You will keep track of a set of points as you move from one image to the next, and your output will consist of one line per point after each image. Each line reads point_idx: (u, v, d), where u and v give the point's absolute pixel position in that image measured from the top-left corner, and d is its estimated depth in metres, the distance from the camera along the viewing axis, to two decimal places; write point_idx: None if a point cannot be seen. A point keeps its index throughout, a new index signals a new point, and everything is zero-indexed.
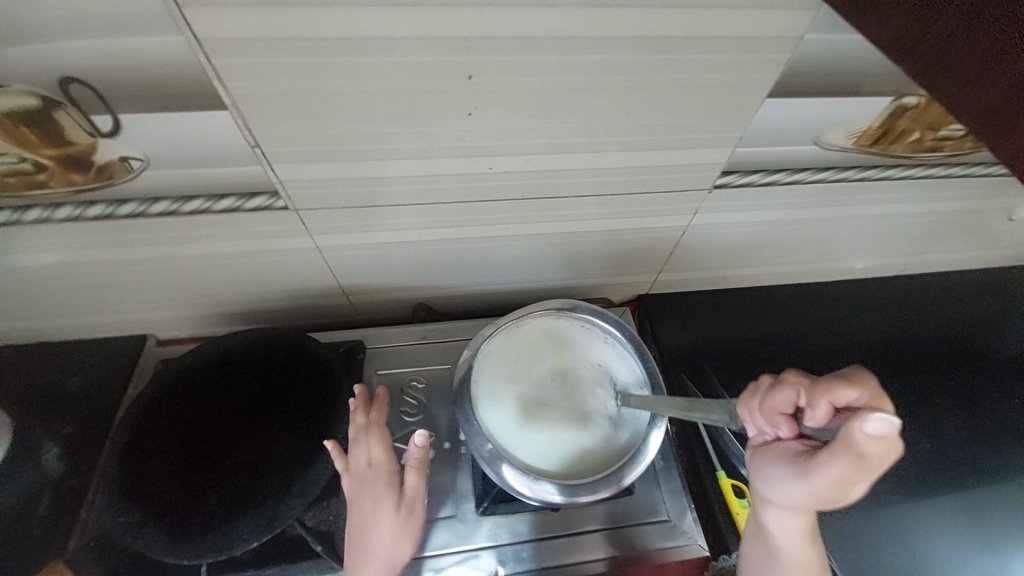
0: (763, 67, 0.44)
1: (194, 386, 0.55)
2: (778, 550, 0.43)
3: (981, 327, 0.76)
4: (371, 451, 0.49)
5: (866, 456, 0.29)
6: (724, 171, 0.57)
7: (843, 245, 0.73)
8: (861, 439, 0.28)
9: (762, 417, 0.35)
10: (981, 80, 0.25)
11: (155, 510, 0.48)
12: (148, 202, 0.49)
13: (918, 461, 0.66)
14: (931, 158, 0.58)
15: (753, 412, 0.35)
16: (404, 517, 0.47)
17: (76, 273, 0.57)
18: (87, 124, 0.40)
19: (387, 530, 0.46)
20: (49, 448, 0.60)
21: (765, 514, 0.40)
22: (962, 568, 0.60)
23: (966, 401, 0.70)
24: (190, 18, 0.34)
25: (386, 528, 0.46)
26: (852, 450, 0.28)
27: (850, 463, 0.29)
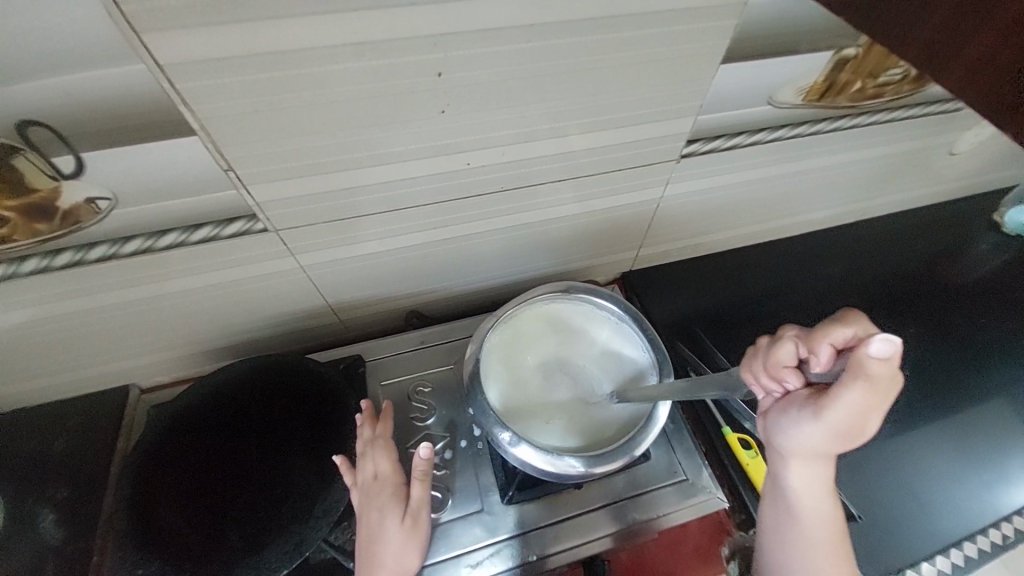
0: (714, 34, 0.46)
1: (195, 427, 0.53)
2: (795, 500, 0.46)
3: (930, 262, 0.83)
4: (378, 463, 0.48)
5: (875, 377, 0.32)
6: (689, 141, 0.59)
7: (804, 199, 0.77)
8: (871, 361, 0.32)
9: (767, 373, 0.40)
10: (921, 15, 0.27)
11: (174, 557, 0.47)
12: (119, 242, 0.47)
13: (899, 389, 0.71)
14: (874, 105, 0.62)
15: (759, 371, 0.40)
16: (409, 527, 0.46)
17: (47, 329, 0.54)
18: (48, 168, 0.39)
19: (393, 542, 0.46)
20: (45, 516, 0.57)
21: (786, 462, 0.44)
22: (951, 478, 0.65)
23: (929, 330, 0.76)
24: (150, 44, 0.33)
25: (392, 540, 0.46)
26: (863, 375, 0.32)
27: (866, 384, 0.33)
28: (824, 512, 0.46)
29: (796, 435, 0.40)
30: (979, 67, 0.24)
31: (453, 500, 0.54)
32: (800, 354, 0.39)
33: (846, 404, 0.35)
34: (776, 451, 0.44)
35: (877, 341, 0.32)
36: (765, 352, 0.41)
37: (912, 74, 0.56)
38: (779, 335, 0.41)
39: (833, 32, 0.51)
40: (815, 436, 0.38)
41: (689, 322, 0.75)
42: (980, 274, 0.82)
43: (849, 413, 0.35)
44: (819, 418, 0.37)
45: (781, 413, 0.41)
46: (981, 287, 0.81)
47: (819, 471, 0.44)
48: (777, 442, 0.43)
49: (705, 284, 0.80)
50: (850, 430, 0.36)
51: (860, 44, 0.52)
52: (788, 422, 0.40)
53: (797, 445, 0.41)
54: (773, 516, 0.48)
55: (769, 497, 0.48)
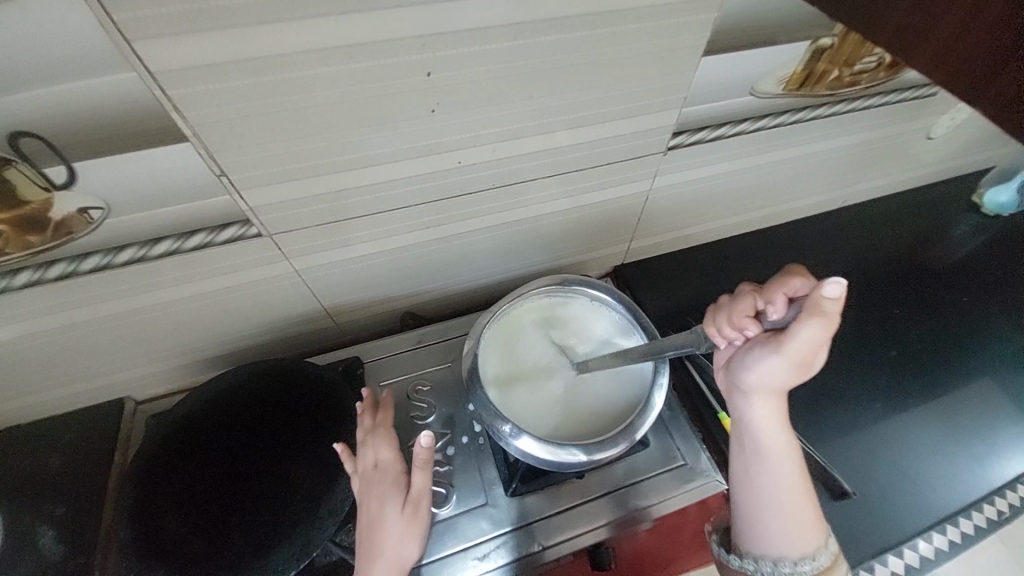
0: (695, 27, 0.47)
1: (196, 435, 0.53)
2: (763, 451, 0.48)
3: (912, 244, 0.85)
4: (379, 451, 0.49)
5: (828, 314, 0.37)
6: (675, 133, 0.60)
7: (788, 187, 0.79)
8: (825, 302, 0.36)
9: (731, 323, 0.44)
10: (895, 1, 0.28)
11: (180, 564, 0.46)
12: (113, 252, 0.47)
13: (886, 369, 0.73)
14: (851, 92, 0.63)
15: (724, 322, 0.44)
16: (409, 516, 0.47)
17: (40, 343, 0.54)
18: (39, 179, 0.39)
19: (393, 530, 0.46)
20: (45, 533, 0.56)
21: (750, 408, 0.47)
22: (939, 453, 0.67)
23: (913, 311, 0.78)
24: (140, 53, 0.34)
25: (393, 528, 0.46)
26: (817, 310, 0.37)
27: (821, 321, 0.37)
28: (790, 453, 0.48)
29: (757, 373, 0.44)
30: (949, 48, 0.26)
31: (458, 495, 0.54)
32: (759, 305, 0.43)
33: (802, 341, 0.39)
34: (740, 393, 0.47)
35: (829, 283, 0.35)
36: (728, 307, 0.45)
37: (886, 61, 0.57)
38: (738, 292, 0.46)
39: (809, 23, 0.52)
40: (774, 372, 0.43)
41: (681, 312, 0.76)
42: (961, 254, 0.85)
43: (803, 350, 0.40)
44: (778, 355, 0.41)
45: (743, 355, 0.45)
46: (963, 267, 0.83)
47: (776, 408, 0.47)
48: (740, 383, 0.46)
49: (696, 274, 0.81)
50: (805, 363, 0.41)
51: (835, 34, 0.54)
52: (749, 362, 0.44)
53: (761, 384, 0.44)
54: (744, 467, 0.50)
55: (739, 448, 0.50)
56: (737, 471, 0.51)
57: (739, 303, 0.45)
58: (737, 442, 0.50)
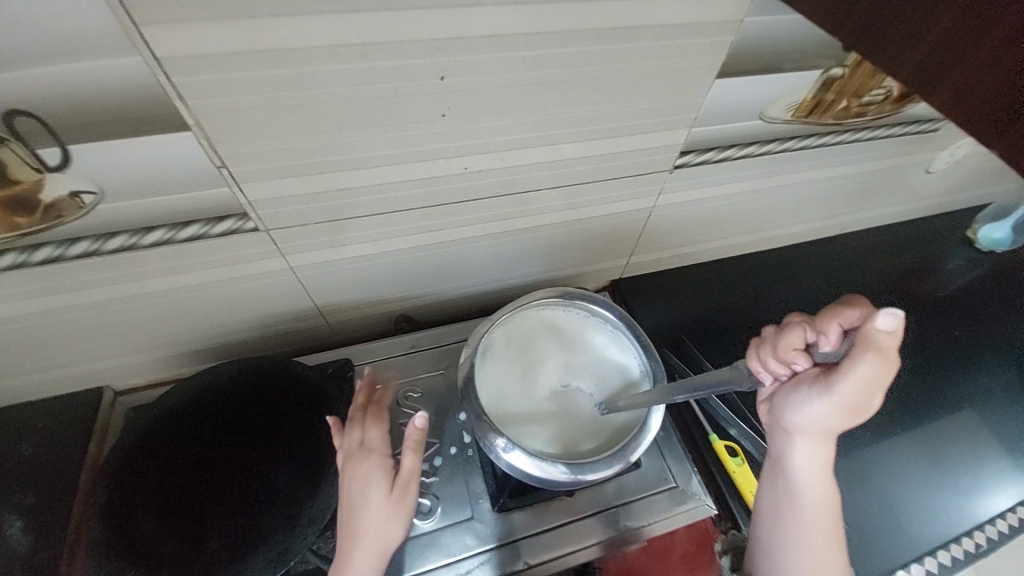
0: (709, 50, 0.47)
1: (175, 430, 0.51)
2: (794, 489, 0.48)
3: (905, 275, 0.86)
4: (367, 432, 0.47)
5: (884, 351, 0.36)
6: (683, 152, 0.60)
7: (789, 212, 0.79)
8: (879, 334, 0.36)
9: (776, 358, 0.43)
10: (915, 38, 0.30)
11: (150, 566, 0.45)
12: (102, 239, 0.45)
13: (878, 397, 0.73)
14: (857, 123, 0.64)
15: (770, 356, 0.43)
16: (396, 499, 0.45)
17: (18, 328, 0.52)
18: (33, 160, 0.37)
19: (378, 512, 0.45)
20: (11, 523, 0.54)
21: (792, 446, 0.46)
22: (926, 486, 0.67)
23: (906, 342, 0.79)
24: (147, 37, 0.33)
25: (377, 510, 0.45)
26: (873, 348, 0.36)
27: (877, 359, 0.37)
28: (826, 497, 0.48)
29: (804, 414, 0.43)
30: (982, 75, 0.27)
31: (444, 508, 0.53)
32: (808, 337, 0.43)
33: (856, 379, 0.38)
34: (781, 430, 0.46)
35: (884, 314, 0.36)
36: (775, 338, 0.44)
37: (893, 95, 0.58)
38: (787, 323, 0.45)
39: (822, 53, 0.52)
40: (824, 413, 0.42)
41: (676, 331, 0.77)
42: (954, 287, 0.86)
43: (857, 389, 0.39)
44: (829, 396, 0.41)
45: (789, 394, 0.44)
46: (954, 300, 0.84)
47: (823, 449, 0.46)
48: (782, 422, 0.46)
49: (693, 293, 0.81)
50: (858, 403, 0.40)
51: (847, 65, 0.53)
52: (796, 401, 0.44)
53: (807, 424, 0.44)
54: (774, 505, 0.49)
55: (771, 487, 0.50)
56: (764, 502, 0.51)
57: (786, 334, 0.43)
58: (770, 474, 0.50)
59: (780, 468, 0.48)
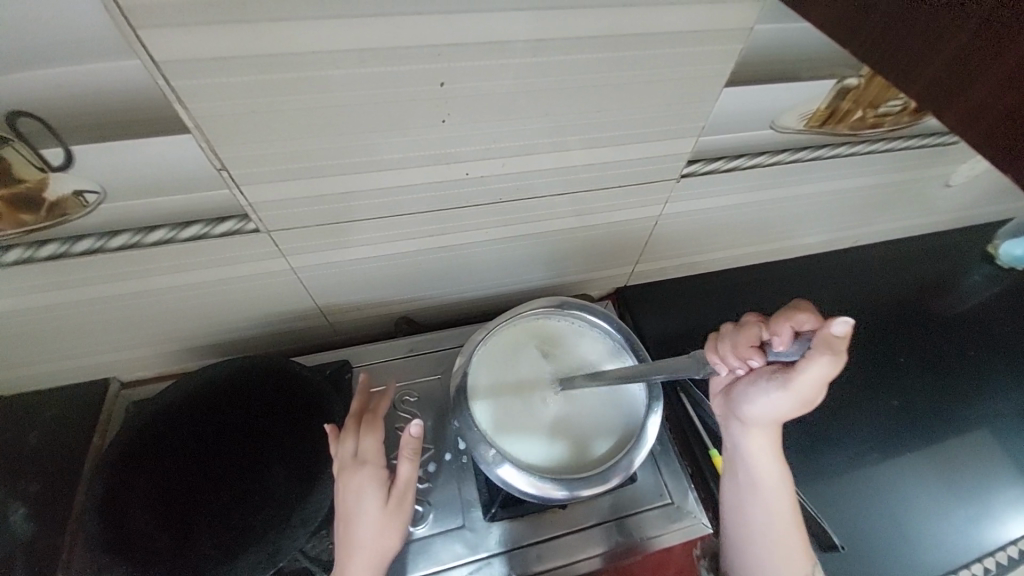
0: (718, 58, 0.46)
1: (173, 427, 0.52)
2: (752, 479, 0.51)
3: (922, 291, 0.83)
4: (362, 442, 0.47)
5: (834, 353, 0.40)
6: (691, 161, 0.59)
7: (801, 222, 0.77)
8: (832, 340, 0.39)
9: (736, 353, 0.45)
10: (929, 54, 0.29)
11: (143, 560, 0.46)
12: (105, 236, 0.46)
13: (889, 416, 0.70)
14: (873, 134, 0.62)
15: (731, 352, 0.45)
16: (393, 508, 0.46)
17: (25, 320, 0.53)
18: (36, 159, 0.37)
19: (375, 522, 0.45)
20: (15, 510, 0.55)
21: (743, 436, 0.51)
22: (934, 510, 0.65)
23: (920, 360, 0.76)
24: (146, 40, 0.33)
25: (372, 521, 0.45)
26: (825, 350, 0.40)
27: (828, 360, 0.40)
28: (781, 486, 0.51)
29: (761, 405, 0.48)
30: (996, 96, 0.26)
31: (435, 514, 0.53)
32: (763, 335, 0.45)
33: (811, 376, 0.43)
34: (739, 421, 0.51)
35: (836, 323, 0.38)
36: (734, 336, 0.46)
37: (910, 107, 0.55)
38: (743, 322, 0.47)
39: (838, 62, 0.50)
40: (778, 405, 0.47)
41: (680, 341, 0.75)
42: (972, 304, 0.83)
43: (808, 385, 0.44)
44: (784, 390, 0.45)
45: (746, 388, 0.50)
46: (971, 318, 0.81)
47: (771, 438, 0.51)
48: (740, 414, 0.51)
49: (699, 302, 0.80)
50: (806, 396, 0.45)
51: (862, 74, 0.52)
52: (753, 394, 0.49)
53: (762, 415, 0.49)
54: (735, 495, 0.53)
55: (730, 479, 0.53)
56: (727, 495, 0.54)
57: (744, 333, 0.46)
58: (728, 465, 0.54)
59: (736, 458, 0.52)
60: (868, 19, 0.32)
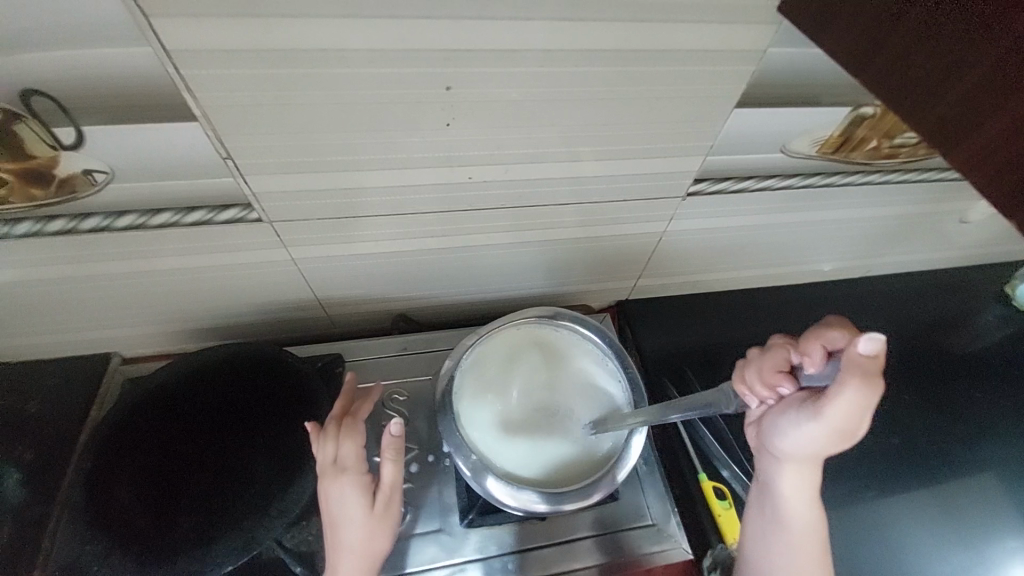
0: (729, 79, 0.46)
1: (163, 407, 0.53)
2: (781, 514, 0.48)
3: (931, 327, 0.81)
4: (341, 447, 0.45)
5: (867, 376, 0.35)
6: (697, 179, 0.58)
7: (811, 249, 0.76)
8: (862, 361, 0.34)
9: (763, 380, 0.42)
10: (936, 91, 0.28)
11: (122, 537, 0.46)
12: (113, 215, 0.47)
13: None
14: (887, 165, 0.60)
15: (757, 379, 0.43)
16: (379, 512, 0.45)
17: (33, 291, 0.54)
18: (48, 137, 0.38)
19: (361, 527, 0.45)
20: (9, 476, 0.56)
21: (779, 471, 0.47)
22: (929, 554, 0.63)
23: (923, 399, 0.74)
24: (159, 29, 0.33)
25: (358, 526, 0.45)
26: (854, 374, 0.35)
27: (860, 386, 0.35)
28: (810, 525, 0.48)
29: (793, 438, 0.43)
30: (1008, 138, 0.25)
31: (413, 515, 0.53)
32: (793, 359, 0.42)
33: (844, 405, 0.37)
34: (771, 453, 0.46)
35: (864, 340, 0.34)
36: (760, 361, 0.43)
37: None
38: (769, 345, 0.44)
39: (854, 90, 0.50)
40: (812, 437, 0.41)
41: (678, 360, 0.74)
42: (984, 345, 0.80)
43: (846, 416, 0.37)
44: (816, 421, 0.39)
45: (776, 418, 0.44)
46: (981, 358, 0.79)
47: (808, 477, 0.47)
48: (772, 446, 0.45)
49: (701, 322, 0.79)
50: (846, 429, 0.39)
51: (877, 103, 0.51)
52: (784, 426, 0.43)
53: (794, 450, 0.43)
54: (760, 527, 0.50)
55: (757, 509, 0.50)
56: (749, 524, 0.51)
57: (770, 357, 0.43)
58: (755, 495, 0.50)
59: (766, 491, 0.49)
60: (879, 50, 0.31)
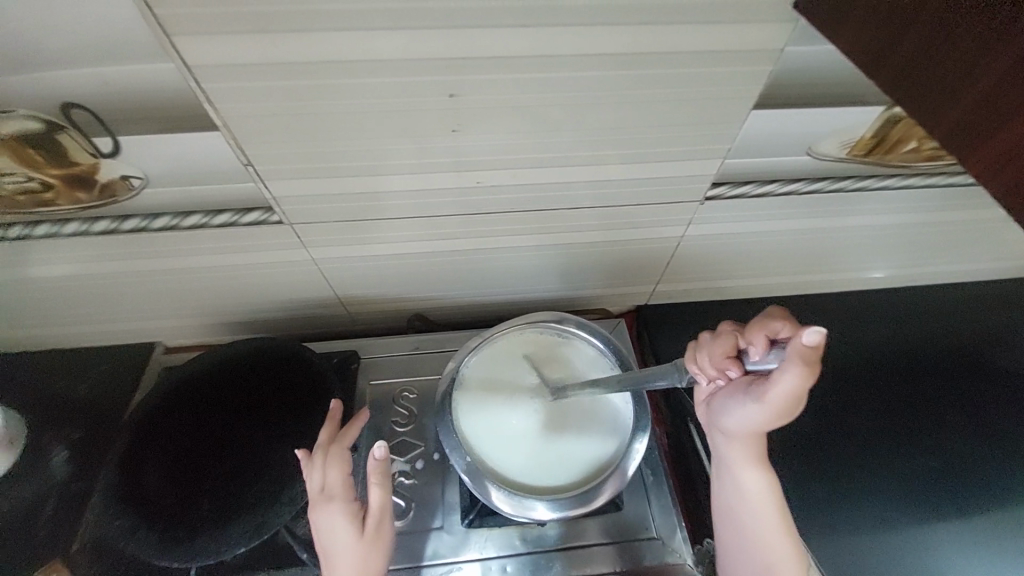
0: (746, 80, 0.44)
1: (190, 396, 0.56)
2: (736, 483, 0.48)
3: (995, 338, 0.69)
4: (328, 476, 0.46)
5: (810, 364, 0.35)
6: (715, 183, 0.57)
7: (845, 256, 0.71)
8: (806, 350, 0.34)
9: (714, 363, 0.40)
10: (951, 93, 0.26)
11: (150, 515, 0.50)
12: (150, 218, 0.51)
13: (940, 471, 0.61)
14: (929, 167, 0.55)
15: (706, 361, 0.40)
16: (371, 538, 0.46)
17: (85, 285, 0.59)
18: (89, 146, 0.42)
19: (353, 554, 0.45)
20: (59, 453, 0.61)
21: (722, 440, 0.48)
22: None
23: (974, 419, 0.64)
24: (179, 46, 0.36)
25: (351, 554, 0.45)
26: (799, 360, 0.35)
27: (802, 372, 0.35)
28: (766, 494, 0.48)
29: (738, 419, 0.44)
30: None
31: (415, 512, 0.55)
32: (740, 344, 0.41)
33: (785, 390, 0.37)
34: (719, 433, 0.48)
35: (808, 332, 0.34)
36: (708, 344, 0.42)
37: None
38: (718, 331, 0.43)
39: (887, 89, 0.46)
40: (757, 417, 0.42)
41: None
42: None
43: (784, 400, 0.38)
44: (759, 402, 0.40)
45: (726, 397, 0.45)
46: None
47: (754, 446, 0.47)
48: (721, 424, 0.47)
49: None
50: (784, 412, 0.40)
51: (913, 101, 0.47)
52: (732, 406, 0.44)
53: (740, 430, 0.45)
54: (721, 495, 0.50)
55: (716, 477, 0.51)
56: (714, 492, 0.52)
57: (719, 341, 0.41)
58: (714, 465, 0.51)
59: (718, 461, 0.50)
60: (894, 49, 0.29)
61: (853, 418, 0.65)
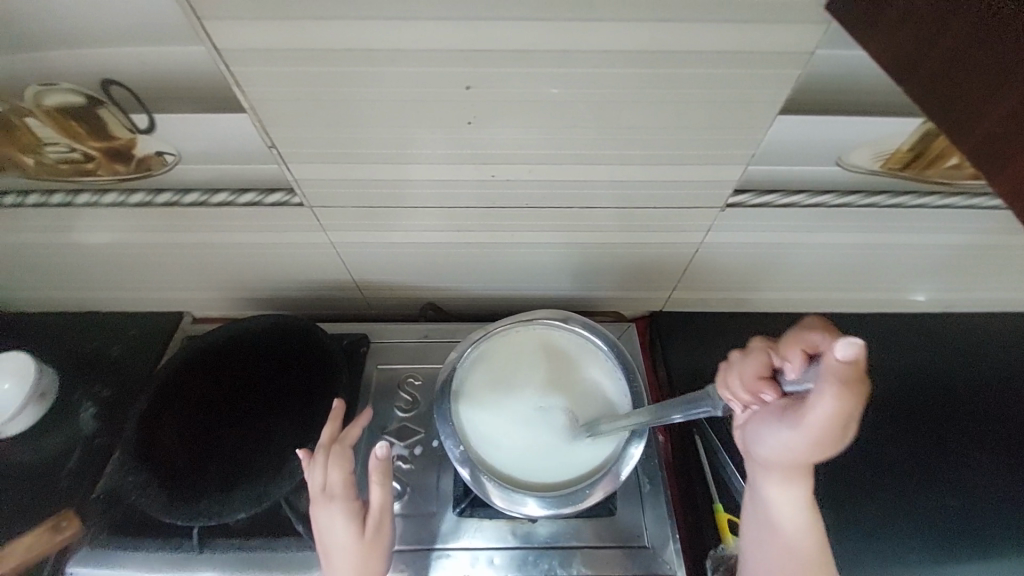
0: (772, 83, 0.42)
1: (208, 365, 0.59)
2: (775, 517, 0.45)
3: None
4: (329, 475, 0.47)
5: (845, 382, 0.30)
6: (737, 189, 0.55)
7: (876, 275, 0.68)
8: (839, 366, 0.29)
9: (745, 387, 0.39)
10: (983, 103, 0.24)
11: (162, 473, 0.53)
12: (181, 193, 0.54)
13: (962, 507, 0.58)
14: (974, 186, 0.52)
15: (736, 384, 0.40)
16: (370, 537, 0.47)
17: (122, 253, 0.63)
18: (127, 121, 0.46)
19: (351, 552, 0.46)
20: (88, 408, 0.66)
21: (766, 473, 0.43)
22: None
23: (1003, 452, 0.61)
24: (210, 29, 0.38)
25: (350, 552, 0.46)
26: (832, 379, 0.30)
27: (839, 394, 0.30)
28: (806, 534, 0.44)
29: (774, 447, 0.38)
30: None
31: (410, 496, 0.56)
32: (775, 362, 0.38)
33: (823, 414, 0.32)
34: (759, 462, 0.43)
35: (841, 345, 0.29)
36: (739, 365, 0.40)
37: None
38: (750, 349, 0.41)
39: None
40: (796, 446, 0.36)
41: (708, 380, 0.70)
42: None
43: (827, 427, 0.32)
44: (796, 428, 0.35)
45: (761, 423, 0.39)
46: None
47: (802, 486, 0.42)
48: (756, 451, 0.42)
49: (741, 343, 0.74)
50: (827, 441, 0.34)
51: None
52: (765, 432, 0.39)
53: (778, 460, 0.40)
54: (752, 523, 0.47)
55: (750, 505, 0.48)
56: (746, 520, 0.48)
57: (751, 361, 0.40)
58: (750, 492, 0.47)
59: (758, 493, 0.46)
60: (925, 56, 0.27)
61: (872, 445, 0.62)
